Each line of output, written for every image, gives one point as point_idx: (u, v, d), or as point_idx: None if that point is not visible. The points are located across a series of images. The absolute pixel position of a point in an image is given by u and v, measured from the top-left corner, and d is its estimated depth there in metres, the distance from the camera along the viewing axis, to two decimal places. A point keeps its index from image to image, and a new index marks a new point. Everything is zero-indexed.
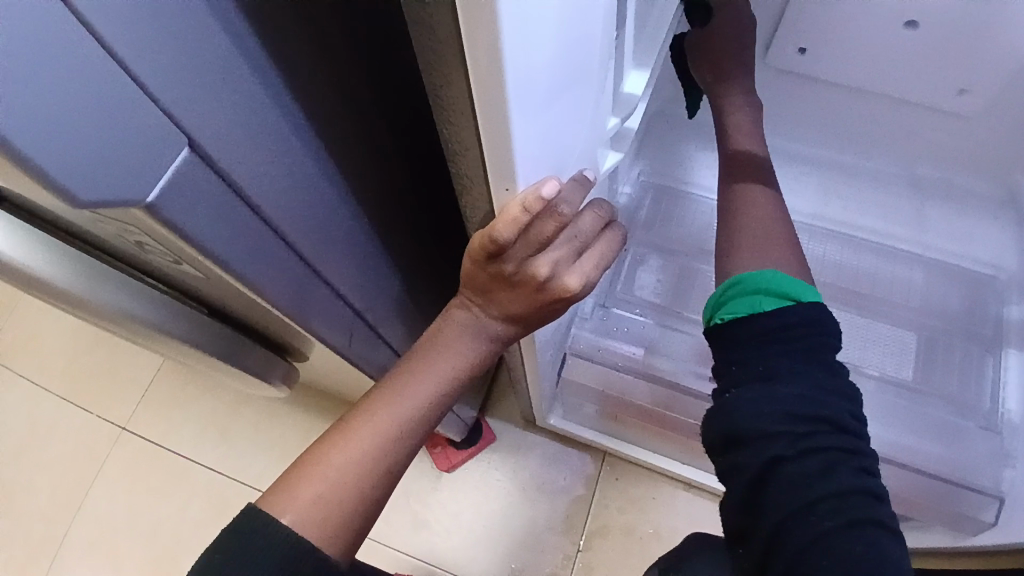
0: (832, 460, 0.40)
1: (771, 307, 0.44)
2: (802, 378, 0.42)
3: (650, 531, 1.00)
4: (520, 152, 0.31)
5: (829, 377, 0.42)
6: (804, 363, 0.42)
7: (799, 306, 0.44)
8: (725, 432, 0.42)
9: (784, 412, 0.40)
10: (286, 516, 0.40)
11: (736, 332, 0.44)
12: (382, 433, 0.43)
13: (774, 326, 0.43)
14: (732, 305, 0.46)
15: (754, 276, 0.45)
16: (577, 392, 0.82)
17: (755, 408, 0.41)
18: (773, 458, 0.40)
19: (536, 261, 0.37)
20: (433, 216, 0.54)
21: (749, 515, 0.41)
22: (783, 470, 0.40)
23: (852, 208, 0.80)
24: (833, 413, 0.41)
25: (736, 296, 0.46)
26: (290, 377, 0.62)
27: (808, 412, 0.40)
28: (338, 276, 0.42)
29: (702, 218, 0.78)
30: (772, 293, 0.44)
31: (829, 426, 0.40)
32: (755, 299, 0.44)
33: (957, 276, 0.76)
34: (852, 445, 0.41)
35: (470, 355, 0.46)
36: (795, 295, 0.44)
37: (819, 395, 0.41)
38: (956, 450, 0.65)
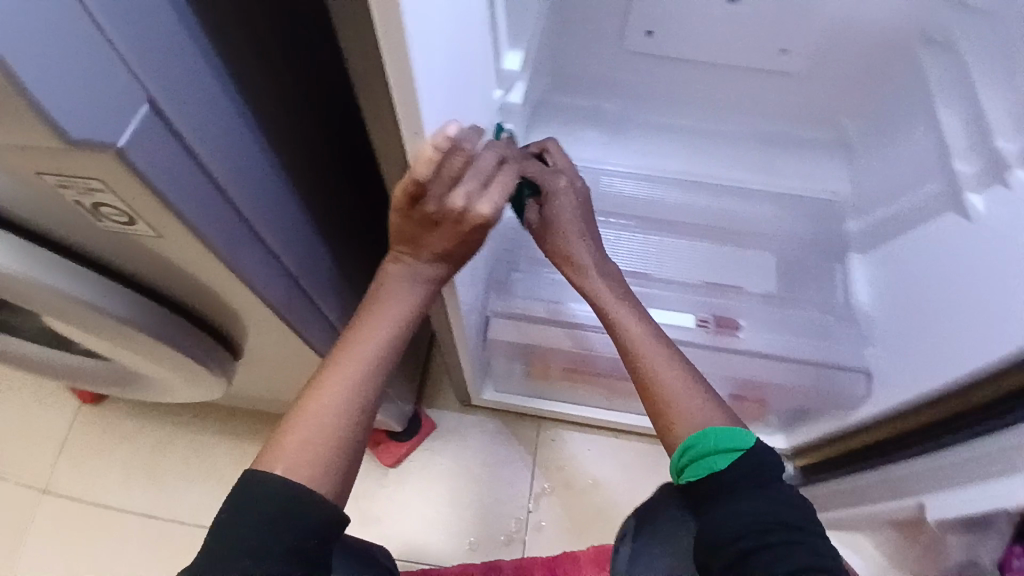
0: (785, 547, 0.49)
1: (727, 464, 0.54)
2: (754, 496, 0.52)
3: (591, 482, 1.07)
4: (424, 102, 0.38)
5: (775, 489, 0.53)
6: (755, 483, 0.53)
7: (744, 454, 0.54)
8: (706, 543, 0.53)
9: (747, 526, 0.50)
10: (278, 465, 0.46)
11: (703, 487, 0.55)
12: (348, 381, 0.49)
13: (733, 475, 0.53)
14: (693, 467, 0.56)
15: (702, 438, 0.56)
16: (504, 352, 0.88)
17: (721, 520, 0.52)
18: (742, 552, 0.50)
19: (450, 196, 0.44)
20: (350, 192, 0.60)
21: None
22: (760, 558, 0.49)
23: (713, 163, 0.93)
24: (785, 516, 0.51)
25: (694, 459, 0.56)
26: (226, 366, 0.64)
27: (764, 520, 0.50)
28: (272, 238, 0.47)
29: (588, 179, 0.90)
30: (721, 450, 0.54)
31: (783, 525, 0.50)
32: (709, 459, 0.55)
33: (808, 208, 0.90)
34: (802, 534, 0.50)
35: (413, 299, 0.51)
36: (739, 444, 0.55)
37: (771, 505, 0.51)
38: (829, 342, 0.78)
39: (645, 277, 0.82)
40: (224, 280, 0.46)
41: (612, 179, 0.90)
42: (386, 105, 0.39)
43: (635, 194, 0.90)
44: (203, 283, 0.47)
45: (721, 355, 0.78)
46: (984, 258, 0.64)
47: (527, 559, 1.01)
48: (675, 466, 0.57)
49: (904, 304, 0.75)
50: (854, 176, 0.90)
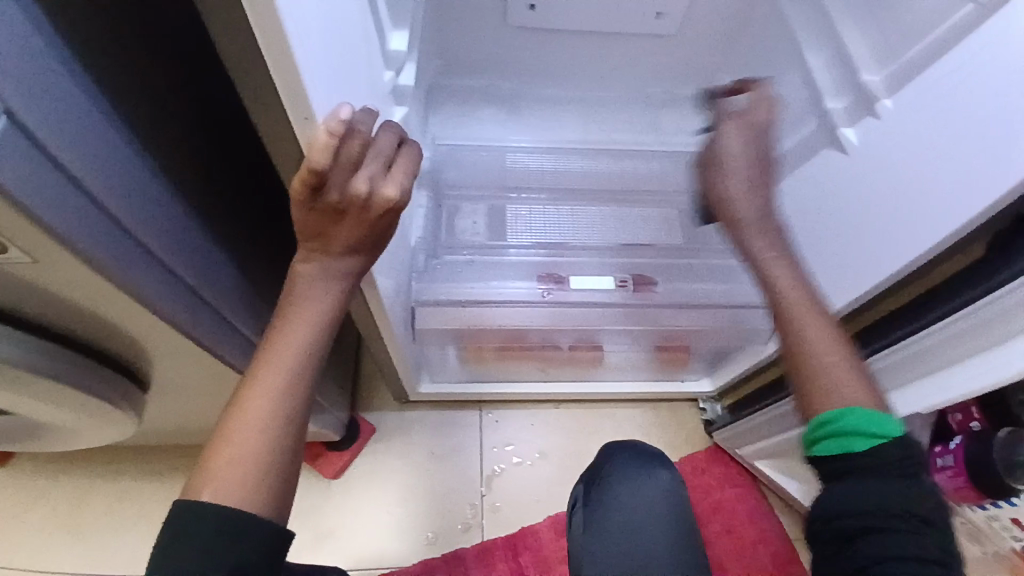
0: (903, 536, 0.47)
1: (864, 449, 0.50)
2: (877, 473, 0.49)
3: (539, 455, 1.09)
4: (311, 83, 0.37)
5: (910, 479, 0.49)
6: (888, 471, 0.49)
7: (888, 441, 0.50)
8: (819, 513, 0.51)
9: (867, 508, 0.48)
10: (208, 490, 0.43)
11: (837, 465, 0.51)
12: (272, 391, 0.46)
13: (871, 460, 0.50)
14: (826, 440, 0.52)
15: (847, 414, 0.51)
16: (437, 338, 0.86)
17: (843, 497, 0.50)
18: (858, 531, 0.48)
19: (353, 182, 0.43)
20: (245, 196, 0.57)
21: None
22: (867, 542, 0.47)
23: (609, 129, 0.96)
24: (917, 510, 0.48)
25: (830, 434, 0.52)
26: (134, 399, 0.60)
27: (889, 508, 0.48)
28: (166, 251, 0.44)
29: (494, 158, 0.91)
30: (862, 432, 0.50)
31: (908, 517, 0.47)
32: (846, 440, 0.51)
33: (699, 161, 0.94)
34: (927, 529, 0.47)
35: (331, 297, 0.49)
36: (884, 431, 0.50)
37: (898, 493, 0.48)
38: (733, 282, 0.82)
39: (563, 246, 0.84)
40: (115, 305, 0.43)
41: (517, 156, 0.91)
42: (271, 90, 0.37)
43: (542, 167, 0.91)
44: (92, 311, 0.44)
45: (645, 311, 0.81)
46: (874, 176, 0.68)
47: (489, 540, 1.02)
48: (809, 436, 0.54)
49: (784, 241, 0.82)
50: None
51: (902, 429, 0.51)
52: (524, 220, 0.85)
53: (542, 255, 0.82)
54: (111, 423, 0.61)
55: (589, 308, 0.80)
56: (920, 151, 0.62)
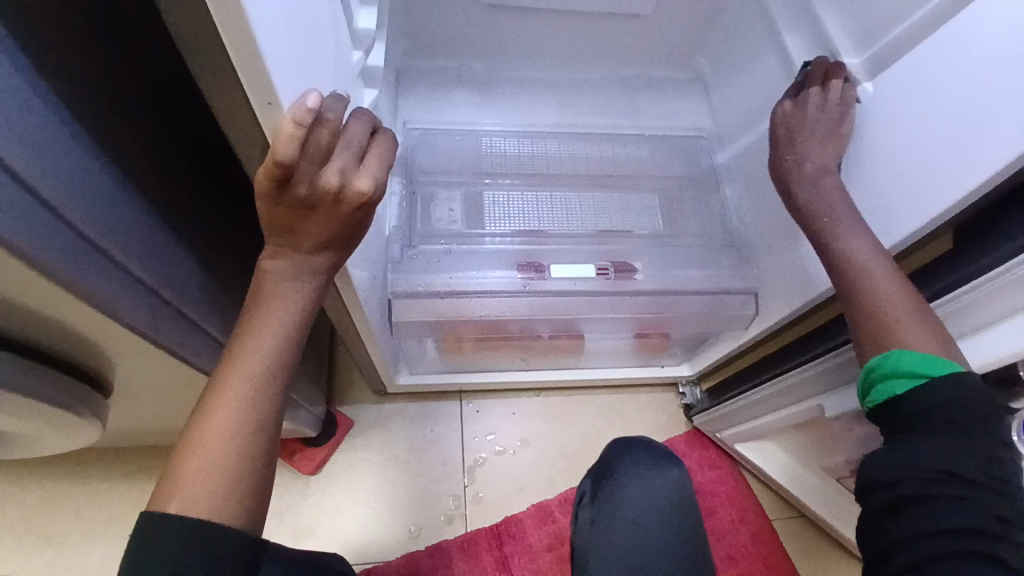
0: (953, 500, 0.44)
1: (907, 390, 0.50)
2: (936, 432, 0.47)
3: (521, 443, 1.08)
4: (272, 63, 0.33)
5: (968, 440, 0.46)
6: (944, 432, 0.47)
7: (933, 381, 0.49)
8: (864, 478, 0.50)
9: (913, 469, 0.46)
10: (174, 502, 0.41)
11: (893, 415, 0.51)
12: (240, 397, 0.44)
13: (918, 409, 0.49)
14: (877, 387, 0.53)
15: (889, 358, 0.52)
16: (414, 332, 0.82)
17: (887, 461, 0.48)
18: (901, 496, 0.46)
19: (324, 175, 0.40)
20: (206, 188, 0.54)
21: (878, 545, 0.47)
22: (918, 510, 0.45)
23: (586, 112, 0.94)
24: (966, 470, 0.45)
25: (880, 381, 0.52)
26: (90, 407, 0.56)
27: (935, 470, 0.45)
28: (121, 250, 0.40)
29: (469, 143, 0.88)
30: (904, 374, 0.50)
31: (956, 479, 0.45)
32: (892, 383, 0.51)
33: (677, 144, 0.92)
34: (980, 492, 0.44)
35: (302, 297, 0.46)
36: (929, 371, 0.49)
37: (950, 454, 0.46)
38: (714, 268, 0.82)
39: (542, 235, 0.82)
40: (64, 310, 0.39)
41: (493, 140, 0.89)
42: (228, 68, 0.34)
43: (518, 151, 0.88)
44: (38, 315, 0.40)
45: (628, 298, 0.79)
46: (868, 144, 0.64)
47: (473, 531, 1.01)
48: (864, 385, 0.54)
49: (767, 226, 0.81)
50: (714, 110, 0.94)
51: (958, 370, 0.49)
52: (501, 208, 0.83)
53: (517, 244, 0.81)
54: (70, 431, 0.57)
55: (569, 296, 0.78)
56: (913, 117, 0.58)
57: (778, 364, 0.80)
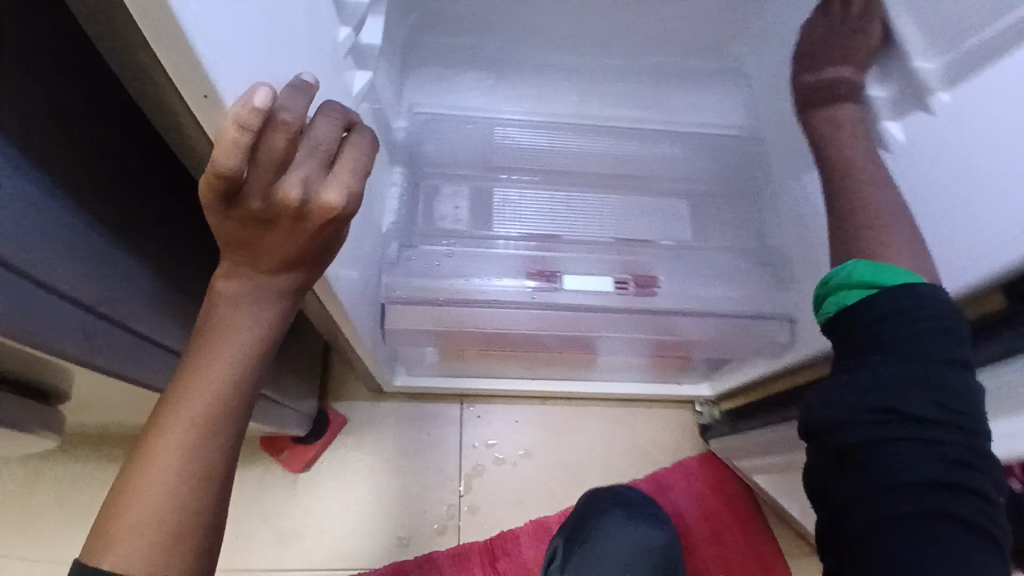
0: (909, 449, 0.41)
1: (856, 301, 0.47)
2: (888, 366, 0.43)
3: (521, 453, 1.02)
4: (204, 45, 0.26)
5: (925, 368, 0.42)
6: (898, 358, 0.43)
7: (884, 292, 0.46)
8: (810, 418, 0.45)
9: (865, 407, 0.42)
10: (105, 560, 0.36)
11: (840, 329, 0.48)
12: (183, 442, 0.38)
13: (866, 321, 0.46)
14: (826, 300, 0.50)
15: (842, 270, 0.49)
16: (410, 339, 0.76)
17: (838, 402, 0.43)
18: (853, 445, 0.42)
19: (280, 185, 0.33)
20: (165, 179, 0.47)
21: (824, 494, 0.44)
22: (872, 461, 0.41)
23: (613, 102, 0.85)
24: (917, 405, 0.41)
25: (830, 293, 0.50)
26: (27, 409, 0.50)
27: (888, 411, 0.41)
28: (39, 265, 0.34)
29: (481, 132, 0.80)
30: (855, 285, 0.48)
31: (909, 419, 0.41)
32: (842, 294, 0.48)
33: (712, 143, 0.83)
34: (933, 428, 0.41)
35: (261, 324, 0.41)
36: (879, 281, 0.47)
37: (905, 389, 0.42)
38: (748, 291, 0.73)
39: (555, 240, 0.74)
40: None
41: (507, 130, 0.81)
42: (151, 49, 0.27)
43: (535, 145, 0.80)
44: None
45: (646, 318, 0.71)
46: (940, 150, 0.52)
47: (465, 544, 0.96)
48: (816, 300, 0.52)
49: (800, 243, 0.71)
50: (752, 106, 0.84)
51: (911, 280, 0.46)
52: (513, 207, 0.75)
53: (528, 249, 0.73)
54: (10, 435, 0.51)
55: (580, 312, 0.70)
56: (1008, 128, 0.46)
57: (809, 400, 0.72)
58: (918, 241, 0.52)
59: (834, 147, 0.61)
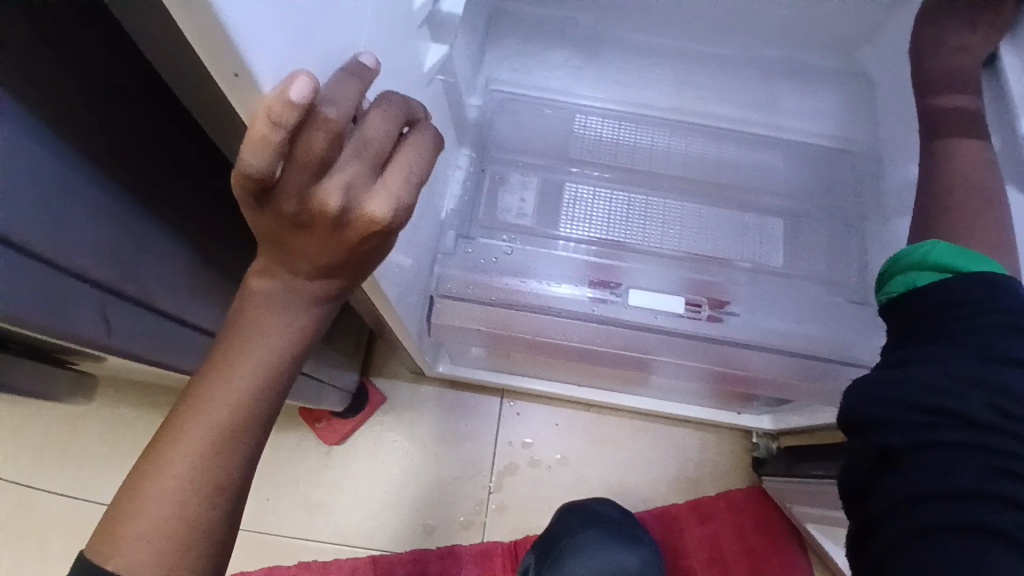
0: (950, 455, 0.34)
1: (926, 283, 0.42)
2: (940, 362, 0.37)
3: (558, 458, 0.97)
4: (234, 15, 0.22)
5: (986, 366, 0.36)
6: (958, 352, 0.37)
7: (959, 277, 0.41)
8: (847, 417, 0.40)
9: (905, 402, 0.36)
10: (111, 562, 0.33)
11: (900, 313, 0.43)
12: (198, 449, 0.34)
13: (931, 307, 0.40)
14: (892, 281, 0.45)
15: (916, 250, 0.44)
16: (457, 335, 0.71)
17: (874, 397, 0.38)
18: (884, 445, 0.36)
19: (319, 190, 0.30)
20: (207, 149, 0.44)
21: (858, 501, 0.38)
22: (906, 465, 0.35)
23: (710, 98, 0.76)
24: (966, 402, 0.35)
25: (898, 272, 0.45)
26: (47, 369, 0.49)
27: (928, 404, 0.36)
28: (58, 248, 0.31)
29: (559, 119, 0.73)
30: (927, 266, 0.42)
31: (956, 419, 0.35)
32: (911, 275, 0.43)
33: (818, 155, 0.73)
34: (985, 431, 0.34)
35: (294, 328, 0.37)
36: (957, 266, 0.41)
37: (952, 385, 0.35)
38: (841, 329, 0.63)
39: (622, 250, 0.67)
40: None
41: (588, 119, 0.73)
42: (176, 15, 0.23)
43: (617, 139, 0.72)
44: None
45: (713, 347, 0.63)
46: None
47: (490, 543, 0.93)
48: (880, 279, 0.47)
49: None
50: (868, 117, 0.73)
51: (995, 271, 0.41)
52: (583, 206, 0.68)
53: (593, 254, 0.66)
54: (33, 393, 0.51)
55: (645, 331, 0.63)
56: None
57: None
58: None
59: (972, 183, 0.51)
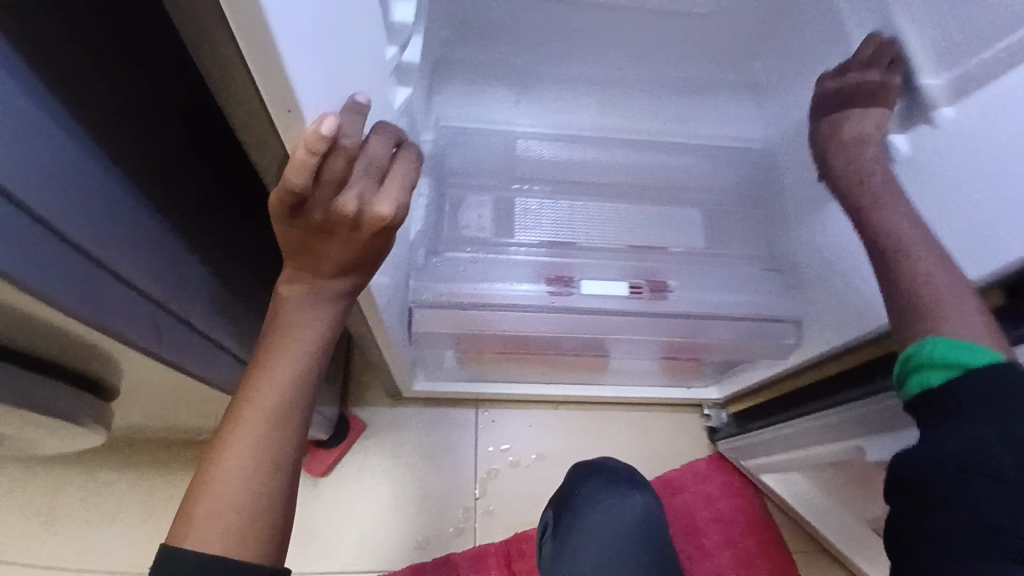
0: (980, 501, 0.43)
1: (940, 382, 0.48)
2: (966, 427, 0.45)
3: (537, 457, 1.04)
4: (293, 66, 0.30)
5: (1005, 427, 0.44)
6: (979, 418, 0.45)
7: (969, 374, 0.47)
8: (889, 475, 0.49)
9: (939, 459, 0.45)
10: (190, 538, 0.39)
11: (924, 407, 0.50)
12: (255, 432, 0.42)
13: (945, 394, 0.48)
14: (909, 379, 0.51)
15: (922, 348, 0.50)
16: (435, 341, 0.79)
17: (912, 457, 0.47)
18: (923, 494, 0.45)
19: (340, 200, 0.38)
20: (208, 181, 0.51)
21: (900, 535, 0.47)
22: (940, 508, 0.44)
23: (629, 117, 0.88)
24: (986, 460, 0.44)
25: (912, 371, 0.51)
26: (82, 400, 0.52)
27: (959, 464, 0.44)
28: (112, 256, 0.38)
29: (503, 145, 0.84)
30: (938, 366, 0.49)
31: (985, 475, 0.43)
32: (925, 375, 0.50)
33: (723, 155, 0.86)
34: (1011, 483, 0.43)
35: (321, 325, 0.44)
36: (965, 362, 0.48)
37: (978, 446, 0.44)
38: (757, 295, 0.76)
39: (572, 247, 0.77)
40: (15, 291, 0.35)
41: (528, 143, 0.84)
42: (241, 66, 0.30)
43: (554, 157, 0.83)
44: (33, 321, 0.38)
45: (663, 320, 0.74)
46: (942, 172, 0.57)
47: (483, 546, 0.98)
48: (898, 375, 0.53)
49: (815, 249, 0.75)
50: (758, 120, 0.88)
51: (997, 358, 0.47)
52: (532, 216, 0.78)
53: (545, 255, 0.76)
54: (56, 431, 0.52)
55: (599, 315, 0.73)
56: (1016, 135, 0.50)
57: (819, 400, 0.75)
58: (925, 246, 0.55)
59: (842, 160, 0.65)
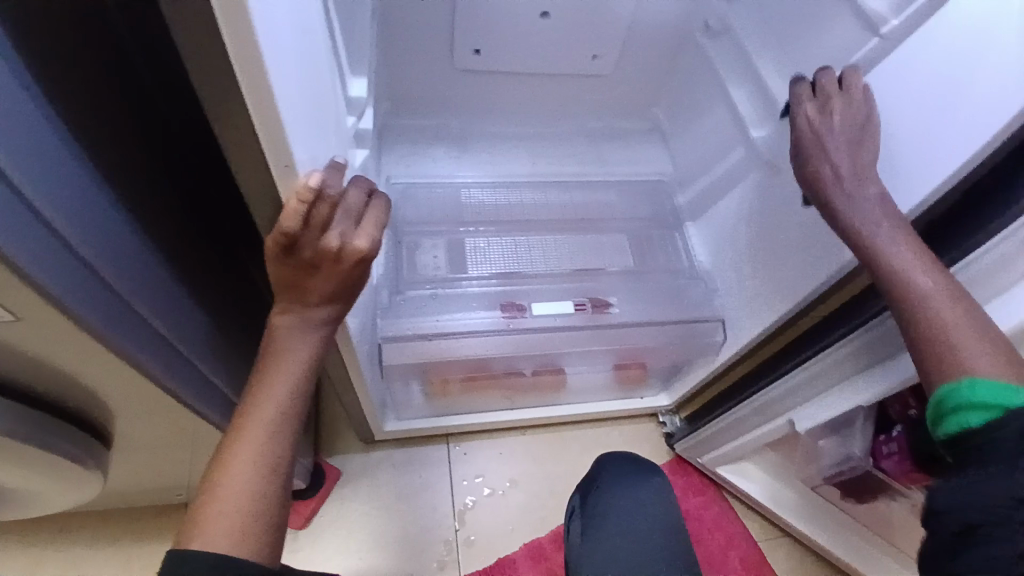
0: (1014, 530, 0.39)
1: (981, 423, 0.45)
2: (997, 458, 0.42)
3: (509, 483, 1.10)
4: (290, 130, 0.40)
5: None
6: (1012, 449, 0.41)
7: (1010, 412, 0.43)
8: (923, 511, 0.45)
9: (969, 490, 0.42)
10: (199, 538, 0.44)
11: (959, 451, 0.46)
12: (255, 442, 0.48)
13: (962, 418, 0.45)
14: (946, 420, 0.47)
15: (958, 388, 0.47)
16: (402, 374, 0.86)
17: (939, 490, 0.44)
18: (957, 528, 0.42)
19: (325, 239, 0.47)
20: (197, 237, 0.60)
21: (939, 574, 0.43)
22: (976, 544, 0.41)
23: (557, 163, 1.01)
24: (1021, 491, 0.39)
25: (947, 411, 0.47)
26: (79, 436, 0.57)
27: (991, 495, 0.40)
28: (130, 291, 0.46)
29: (449, 195, 0.94)
30: (977, 405, 0.45)
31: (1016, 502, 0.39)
32: (963, 416, 0.46)
33: (641, 189, 1.00)
34: None
35: (309, 349, 0.51)
36: (1005, 402, 0.44)
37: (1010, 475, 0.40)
38: (681, 303, 0.88)
39: (519, 277, 0.87)
40: (42, 320, 0.42)
41: (471, 191, 0.95)
42: (245, 127, 0.39)
43: (495, 201, 0.94)
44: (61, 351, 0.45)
45: (603, 332, 0.83)
46: None
47: None
48: (932, 415, 0.49)
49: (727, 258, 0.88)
50: (665, 158, 1.03)
51: None
52: (481, 253, 0.88)
53: (496, 285, 0.85)
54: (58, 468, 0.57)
55: (551, 333, 0.82)
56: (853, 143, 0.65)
57: (748, 386, 0.85)
58: None
59: None
